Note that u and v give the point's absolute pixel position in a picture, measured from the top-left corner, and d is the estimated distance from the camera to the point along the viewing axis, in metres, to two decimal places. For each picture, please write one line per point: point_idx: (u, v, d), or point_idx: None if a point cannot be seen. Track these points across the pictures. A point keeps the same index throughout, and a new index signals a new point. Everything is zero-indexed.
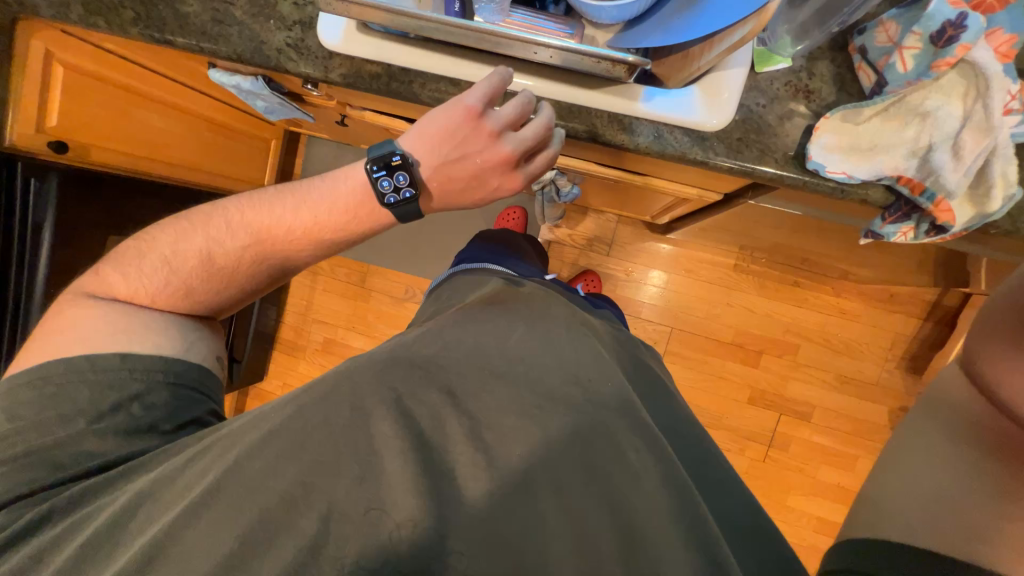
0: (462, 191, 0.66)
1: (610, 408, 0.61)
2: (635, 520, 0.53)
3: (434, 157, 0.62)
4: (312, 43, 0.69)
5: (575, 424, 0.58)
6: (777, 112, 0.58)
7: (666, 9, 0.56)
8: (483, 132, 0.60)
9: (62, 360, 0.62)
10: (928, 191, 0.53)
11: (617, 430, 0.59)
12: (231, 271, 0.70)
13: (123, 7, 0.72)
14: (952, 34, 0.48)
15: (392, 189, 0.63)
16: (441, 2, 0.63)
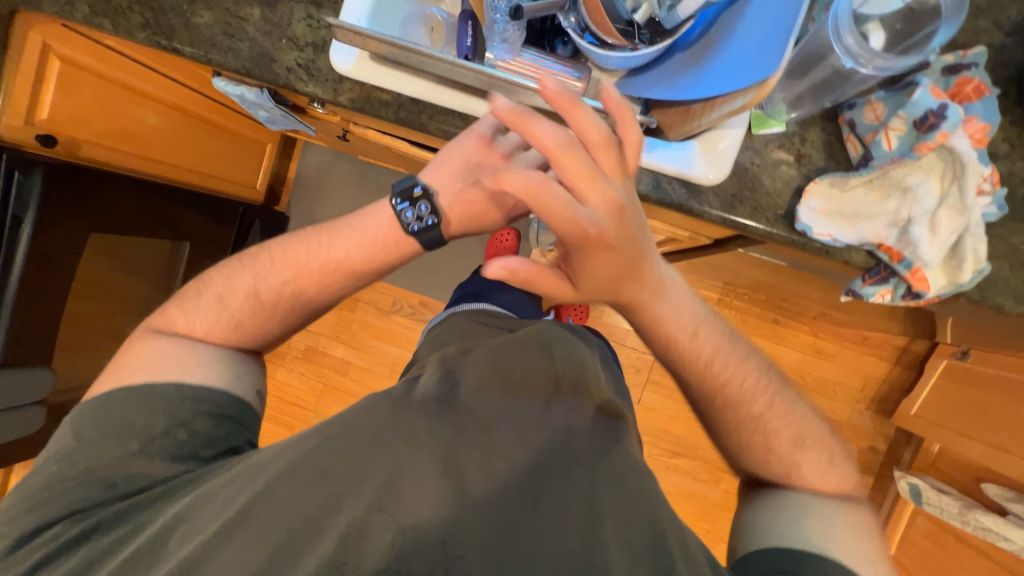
0: (478, 215, 0.72)
1: (625, 454, 0.62)
2: (651, 546, 0.54)
3: (453, 186, 0.71)
4: (323, 65, 0.69)
5: (577, 457, 0.58)
6: (769, 171, 0.61)
7: (672, 62, 0.62)
8: (495, 154, 0.70)
9: (124, 387, 0.62)
10: (906, 259, 0.56)
11: (631, 466, 0.61)
12: (273, 305, 0.71)
13: (131, 12, 0.72)
14: (933, 122, 0.52)
15: (415, 218, 0.70)
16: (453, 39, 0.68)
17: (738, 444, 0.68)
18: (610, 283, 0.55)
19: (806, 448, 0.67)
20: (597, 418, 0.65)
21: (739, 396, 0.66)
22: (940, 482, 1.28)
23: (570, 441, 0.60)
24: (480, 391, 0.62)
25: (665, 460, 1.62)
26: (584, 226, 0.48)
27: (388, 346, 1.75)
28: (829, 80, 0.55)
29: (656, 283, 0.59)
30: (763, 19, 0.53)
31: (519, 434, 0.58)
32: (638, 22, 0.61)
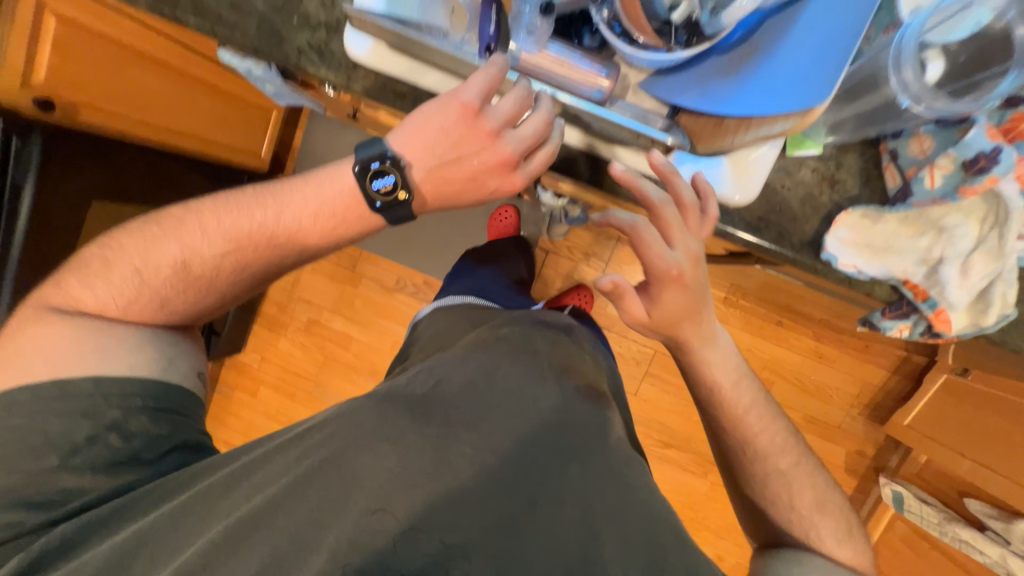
0: (460, 193, 0.64)
1: (613, 453, 0.63)
2: (644, 542, 0.55)
3: (427, 159, 0.61)
4: (336, 48, 0.65)
5: (570, 456, 0.60)
6: (800, 195, 0.58)
7: (708, 65, 0.56)
8: (482, 130, 0.59)
9: (29, 386, 0.59)
10: (931, 299, 0.56)
11: (627, 471, 0.62)
12: (209, 280, 0.66)
13: None
14: (984, 165, 0.50)
15: (380, 193, 0.61)
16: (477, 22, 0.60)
17: (761, 495, 0.74)
18: (674, 320, 0.65)
19: (825, 514, 0.72)
20: (589, 419, 0.66)
21: (765, 451, 0.73)
22: (925, 492, 1.32)
23: (558, 444, 0.60)
24: (471, 388, 0.63)
25: (657, 451, 1.66)
26: (669, 265, 0.60)
27: (390, 323, 1.75)
28: (877, 112, 0.53)
29: (708, 334, 0.70)
30: (813, 35, 0.50)
31: (510, 429, 0.60)
32: (675, 21, 0.56)
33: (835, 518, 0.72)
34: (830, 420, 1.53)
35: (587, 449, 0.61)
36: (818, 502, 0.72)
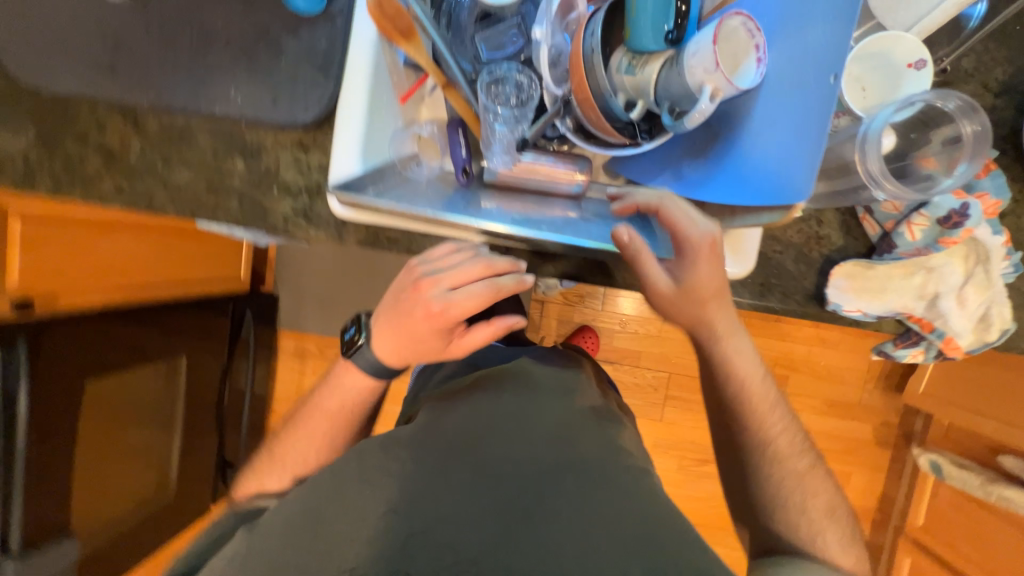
0: (404, 336, 0.63)
1: (610, 450, 0.61)
2: (638, 529, 0.53)
3: (381, 310, 0.66)
4: (321, 209, 0.67)
5: (575, 456, 0.58)
6: (792, 256, 0.61)
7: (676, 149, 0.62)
8: (409, 272, 0.63)
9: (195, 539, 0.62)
10: (938, 330, 0.59)
11: (622, 470, 0.59)
12: (319, 435, 0.71)
13: (105, 181, 0.70)
14: (957, 221, 0.56)
15: (350, 342, 0.69)
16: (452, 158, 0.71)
17: (777, 498, 0.71)
18: (698, 293, 0.60)
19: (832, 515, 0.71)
20: (587, 427, 0.64)
21: (781, 451, 0.72)
22: (960, 455, 1.34)
23: (565, 452, 0.59)
24: (484, 419, 0.62)
25: (695, 469, 1.67)
26: (702, 233, 0.56)
27: (402, 406, 1.72)
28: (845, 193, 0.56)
29: (733, 322, 0.66)
30: (780, 121, 0.53)
31: (521, 451, 0.58)
32: (635, 119, 0.63)
33: (844, 529, 0.71)
34: (848, 400, 1.57)
35: (591, 450, 0.60)
36: (829, 509, 0.72)
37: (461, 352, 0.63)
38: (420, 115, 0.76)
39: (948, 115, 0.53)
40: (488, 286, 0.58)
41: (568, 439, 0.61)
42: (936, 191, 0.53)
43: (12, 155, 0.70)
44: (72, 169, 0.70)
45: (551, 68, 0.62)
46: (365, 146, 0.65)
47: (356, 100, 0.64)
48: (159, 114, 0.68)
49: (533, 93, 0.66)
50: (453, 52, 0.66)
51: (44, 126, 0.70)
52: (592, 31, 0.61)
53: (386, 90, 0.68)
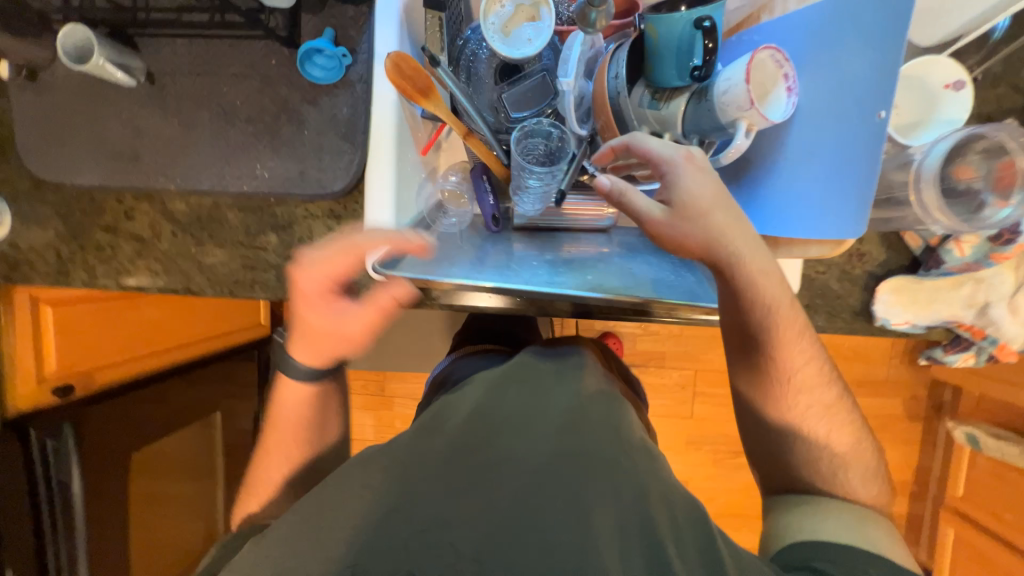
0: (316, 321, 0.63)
1: (613, 435, 0.51)
2: (646, 523, 0.43)
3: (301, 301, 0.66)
4: (360, 275, 0.68)
5: (590, 444, 0.49)
6: (836, 275, 0.61)
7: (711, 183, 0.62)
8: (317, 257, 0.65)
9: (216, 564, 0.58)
10: (989, 336, 0.59)
11: (619, 459, 0.48)
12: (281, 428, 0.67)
13: (140, 268, 0.70)
14: (1009, 238, 0.53)
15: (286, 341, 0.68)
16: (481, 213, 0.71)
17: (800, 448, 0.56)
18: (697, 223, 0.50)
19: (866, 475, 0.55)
20: (590, 413, 0.53)
21: (801, 382, 0.55)
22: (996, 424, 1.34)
23: (573, 437, 0.49)
24: (479, 419, 0.52)
25: (731, 462, 1.67)
26: (673, 156, 0.50)
27: None
28: (895, 220, 0.55)
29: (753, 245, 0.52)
30: (822, 149, 0.51)
31: (531, 450, 0.48)
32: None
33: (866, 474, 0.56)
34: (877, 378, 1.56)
35: (599, 441, 0.49)
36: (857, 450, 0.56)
37: (364, 321, 0.62)
38: (441, 163, 0.76)
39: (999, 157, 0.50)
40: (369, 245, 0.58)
41: (571, 428, 0.51)
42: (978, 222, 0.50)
43: (43, 251, 0.70)
44: (105, 259, 0.70)
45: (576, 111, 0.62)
46: (399, 208, 0.65)
47: (385, 163, 0.63)
48: (187, 196, 0.68)
49: (561, 138, 0.66)
50: (474, 104, 0.66)
51: (72, 218, 0.70)
52: (614, 71, 0.60)
53: (409, 147, 0.67)
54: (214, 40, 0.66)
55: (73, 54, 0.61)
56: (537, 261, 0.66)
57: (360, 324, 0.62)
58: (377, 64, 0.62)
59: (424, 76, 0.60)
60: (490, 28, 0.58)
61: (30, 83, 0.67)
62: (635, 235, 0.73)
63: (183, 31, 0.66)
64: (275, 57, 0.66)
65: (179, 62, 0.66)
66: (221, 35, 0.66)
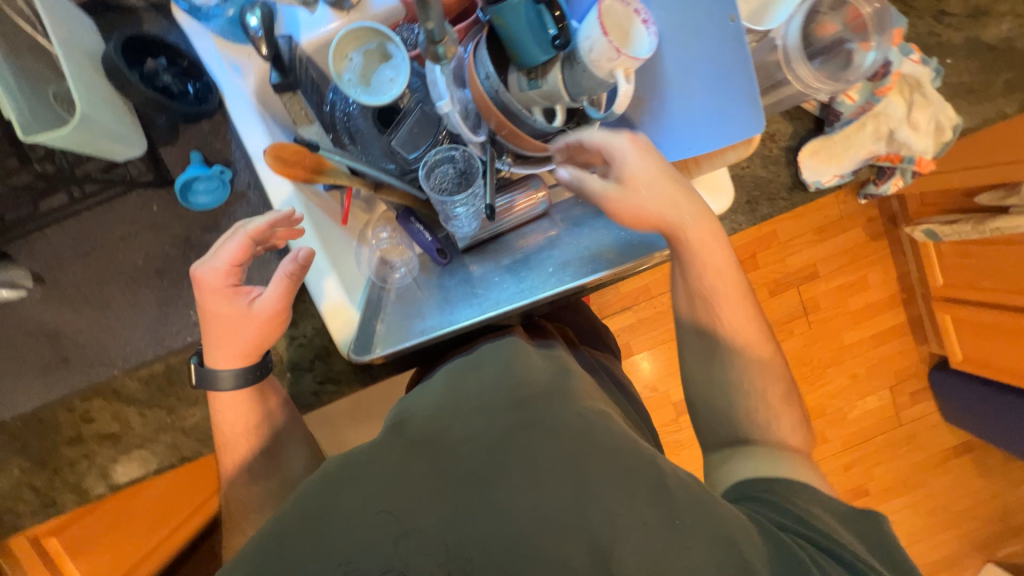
0: (222, 323, 0.56)
1: (567, 400, 0.45)
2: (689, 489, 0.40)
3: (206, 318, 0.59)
4: (340, 364, 0.66)
5: (554, 415, 0.43)
6: (760, 163, 0.63)
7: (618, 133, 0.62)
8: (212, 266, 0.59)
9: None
10: (906, 157, 0.63)
11: (585, 424, 0.43)
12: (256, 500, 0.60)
13: (125, 462, 0.67)
14: (884, 71, 0.58)
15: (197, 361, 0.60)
16: (427, 254, 0.71)
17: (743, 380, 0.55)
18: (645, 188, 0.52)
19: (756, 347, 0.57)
20: (543, 380, 0.48)
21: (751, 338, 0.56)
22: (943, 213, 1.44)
23: (537, 409, 0.44)
24: (455, 411, 0.45)
25: None
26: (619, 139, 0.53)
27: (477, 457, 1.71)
28: (786, 99, 0.57)
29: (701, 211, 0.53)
30: (698, 67, 0.55)
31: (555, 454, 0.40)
32: (562, 125, 0.61)
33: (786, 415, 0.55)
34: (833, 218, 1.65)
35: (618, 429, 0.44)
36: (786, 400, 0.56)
37: (267, 301, 0.56)
38: (365, 224, 0.74)
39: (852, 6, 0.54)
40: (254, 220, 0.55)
41: (528, 401, 0.45)
42: (855, 73, 0.52)
43: (18, 489, 0.67)
44: (85, 470, 0.67)
45: (464, 122, 0.60)
46: (348, 289, 0.63)
47: (314, 256, 0.61)
48: (135, 373, 0.65)
49: (464, 156, 0.66)
50: (370, 160, 0.66)
51: (31, 447, 0.66)
52: (483, 71, 0.58)
53: (329, 225, 0.65)
54: (84, 214, 0.62)
55: None
56: (498, 275, 0.66)
57: (271, 302, 0.56)
58: (258, 163, 0.59)
59: (309, 153, 0.58)
60: (349, 84, 0.57)
61: None
62: (573, 203, 0.73)
63: (48, 218, 0.61)
64: (156, 202, 0.63)
65: (56, 248, 0.62)
66: (89, 205, 0.62)
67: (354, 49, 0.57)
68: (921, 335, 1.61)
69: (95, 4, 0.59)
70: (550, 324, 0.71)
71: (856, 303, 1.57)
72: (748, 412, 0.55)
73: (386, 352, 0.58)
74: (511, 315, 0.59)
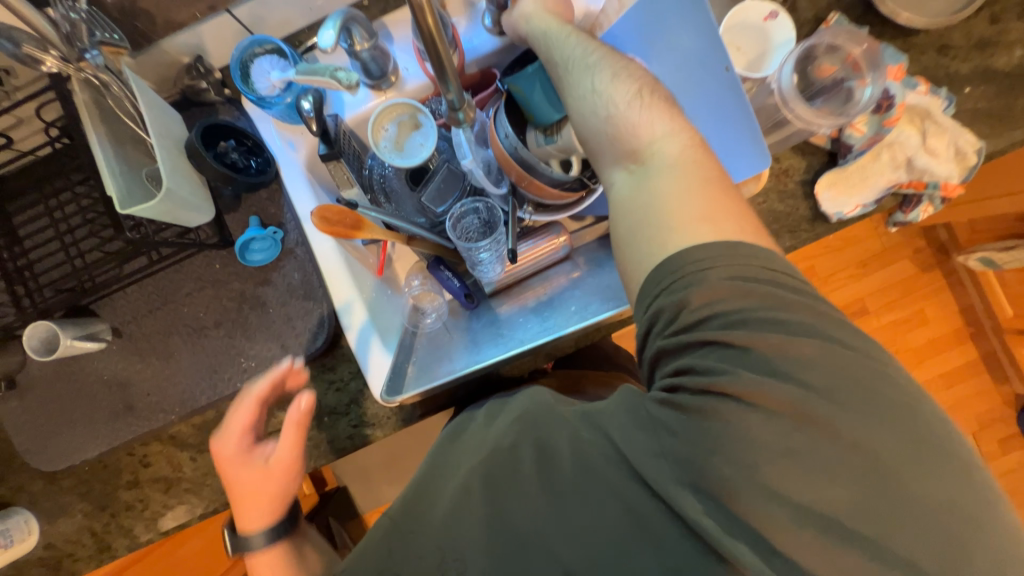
0: (244, 488, 0.57)
1: (508, 424, 0.48)
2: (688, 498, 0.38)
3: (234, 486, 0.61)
4: (374, 407, 0.69)
5: (495, 445, 0.47)
6: (775, 198, 0.65)
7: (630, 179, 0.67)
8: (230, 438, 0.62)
9: None
10: (930, 183, 0.62)
11: (514, 445, 0.46)
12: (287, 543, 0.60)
13: (173, 507, 0.70)
14: (887, 103, 0.59)
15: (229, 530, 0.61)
16: (453, 297, 0.74)
17: (634, 145, 0.46)
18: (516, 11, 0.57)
19: (660, 110, 0.46)
20: (512, 408, 0.51)
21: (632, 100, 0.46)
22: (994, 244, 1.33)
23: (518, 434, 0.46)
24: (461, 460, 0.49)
25: None
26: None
27: None
28: (795, 135, 0.60)
29: (538, 10, 0.55)
30: (702, 113, 0.57)
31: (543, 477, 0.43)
32: (577, 174, 0.65)
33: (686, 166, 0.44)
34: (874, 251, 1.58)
35: None
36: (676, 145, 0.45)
37: (279, 458, 0.58)
38: (401, 274, 0.80)
39: (842, 48, 0.57)
40: (256, 381, 0.58)
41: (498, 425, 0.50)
42: (853, 108, 0.54)
43: (78, 533, 0.71)
44: (137, 515, 0.70)
45: (487, 177, 0.67)
46: (382, 336, 0.67)
47: (353, 306, 0.67)
48: (190, 419, 0.70)
49: (487, 207, 0.71)
50: (404, 215, 0.74)
51: (93, 491, 0.71)
52: (503, 131, 0.63)
53: (366, 275, 0.71)
54: (159, 274, 0.71)
55: (43, 345, 0.66)
56: (523, 316, 0.69)
57: (284, 454, 0.58)
58: (307, 223, 0.67)
59: (349, 213, 0.64)
60: (385, 151, 0.64)
61: (11, 389, 0.70)
62: (595, 246, 0.76)
63: (129, 279, 0.70)
64: (218, 261, 0.71)
65: (133, 305, 0.71)
66: (163, 266, 0.70)
67: (390, 121, 0.65)
68: (1000, 373, 1.45)
69: (183, 102, 0.71)
70: (555, 377, 0.71)
71: (915, 340, 1.46)
72: (634, 170, 0.46)
73: (412, 391, 0.61)
74: (533, 353, 0.61)
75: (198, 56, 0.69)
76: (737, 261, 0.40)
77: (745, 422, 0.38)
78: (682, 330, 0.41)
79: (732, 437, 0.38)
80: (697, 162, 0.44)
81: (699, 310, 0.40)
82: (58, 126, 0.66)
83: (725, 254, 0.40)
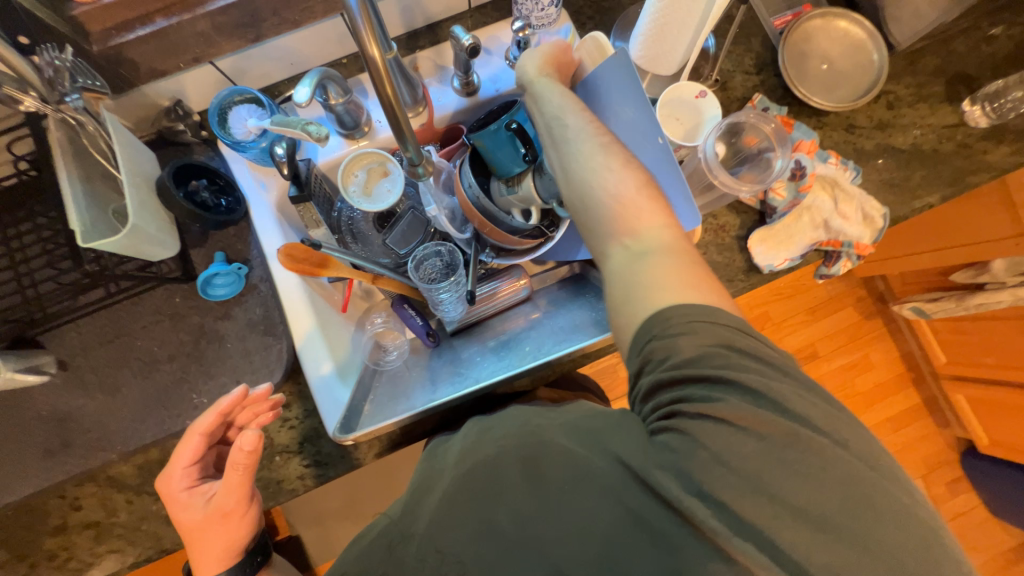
0: (194, 527, 0.57)
1: (489, 438, 0.53)
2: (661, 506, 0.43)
3: None
4: (328, 446, 0.68)
5: (481, 458, 0.51)
6: (714, 250, 0.71)
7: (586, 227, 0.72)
8: None
9: None
10: (846, 242, 0.69)
11: (500, 454, 0.51)
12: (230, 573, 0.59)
13: (103, 555, 0.66)
14: (801, 173, 0.68)
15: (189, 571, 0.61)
16: (416, 334, 0.77)
17: (630, 225, 0.52)
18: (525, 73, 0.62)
19: (658, 202, 0.53)
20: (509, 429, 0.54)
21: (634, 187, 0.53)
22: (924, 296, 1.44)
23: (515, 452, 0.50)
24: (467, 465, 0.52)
25: None
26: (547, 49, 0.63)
27: None
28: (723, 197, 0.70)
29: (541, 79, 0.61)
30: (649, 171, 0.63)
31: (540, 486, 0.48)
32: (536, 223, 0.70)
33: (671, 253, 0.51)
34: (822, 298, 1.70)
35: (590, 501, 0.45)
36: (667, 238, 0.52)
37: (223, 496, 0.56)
38: (365, 311, 0.81)
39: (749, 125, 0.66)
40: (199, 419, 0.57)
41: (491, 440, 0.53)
42: (768, 176, 0.62)
43: None
44: (60, 564, 0.66)
45: (451, 223, 0.72)
46: (339, 371, 0.68)
47: (314, 340, 0.68)
48: (131, 458, 0.67)
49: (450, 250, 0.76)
50: (369, 255, 0.77)
51: (13, 538, 0.66)
52: (467, 181, 0.69)
53: (330, 311, 0.73)
54: (114, 306, 0.70)
55: None
56: (482, 354, 0.71)
57: (228, 495, 0.56)
58: (272, 260, 0.70)
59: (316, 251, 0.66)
60: (354, 195, 0.68)
61: None
62: (556, 289, 0.80)
63: (83, 311, 0.69)
64: (178, 294, 0.71)
65: (82, 338, 0.70)
66: (121, 299, 0.70)
67: (360, 168, 0.69)
68: (941, 417, 1.54)
69: (158, 141, 0.74)
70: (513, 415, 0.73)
71: (863, 383, 1.55)
72: (626, 245, 0.52)
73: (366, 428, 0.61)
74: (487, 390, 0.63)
75: (177, 100, 0.72)
76: (722, 344, 0.46)
77: (721, 444, 0.43)
78: (680, 388, 0.46)
79: (704, 470, 0.43)
80: (686, 255, 0.51)
81: (689, 357, 0.46)
82: (27, 159, 0.67)
83: (717, 333, 0.46)
